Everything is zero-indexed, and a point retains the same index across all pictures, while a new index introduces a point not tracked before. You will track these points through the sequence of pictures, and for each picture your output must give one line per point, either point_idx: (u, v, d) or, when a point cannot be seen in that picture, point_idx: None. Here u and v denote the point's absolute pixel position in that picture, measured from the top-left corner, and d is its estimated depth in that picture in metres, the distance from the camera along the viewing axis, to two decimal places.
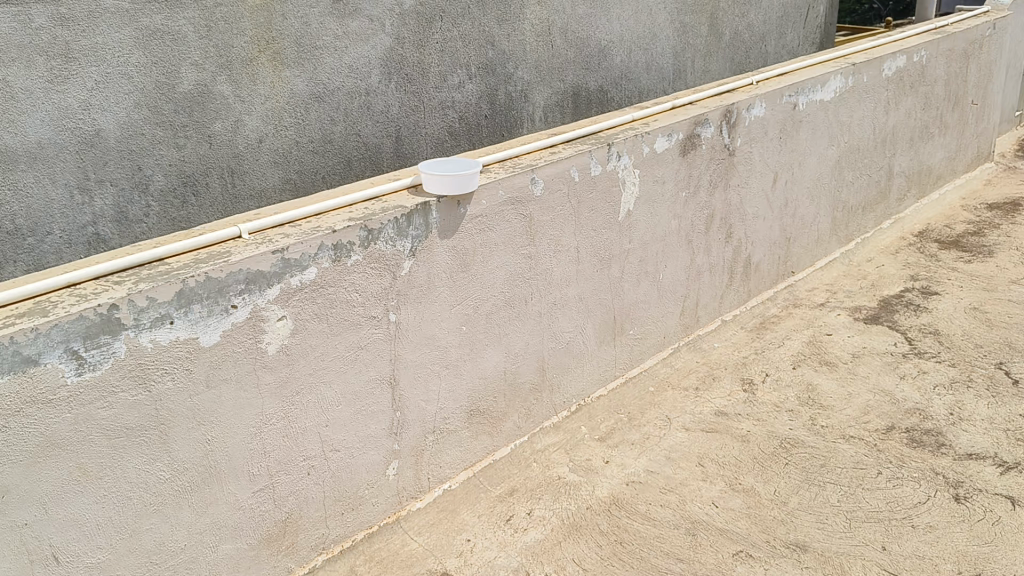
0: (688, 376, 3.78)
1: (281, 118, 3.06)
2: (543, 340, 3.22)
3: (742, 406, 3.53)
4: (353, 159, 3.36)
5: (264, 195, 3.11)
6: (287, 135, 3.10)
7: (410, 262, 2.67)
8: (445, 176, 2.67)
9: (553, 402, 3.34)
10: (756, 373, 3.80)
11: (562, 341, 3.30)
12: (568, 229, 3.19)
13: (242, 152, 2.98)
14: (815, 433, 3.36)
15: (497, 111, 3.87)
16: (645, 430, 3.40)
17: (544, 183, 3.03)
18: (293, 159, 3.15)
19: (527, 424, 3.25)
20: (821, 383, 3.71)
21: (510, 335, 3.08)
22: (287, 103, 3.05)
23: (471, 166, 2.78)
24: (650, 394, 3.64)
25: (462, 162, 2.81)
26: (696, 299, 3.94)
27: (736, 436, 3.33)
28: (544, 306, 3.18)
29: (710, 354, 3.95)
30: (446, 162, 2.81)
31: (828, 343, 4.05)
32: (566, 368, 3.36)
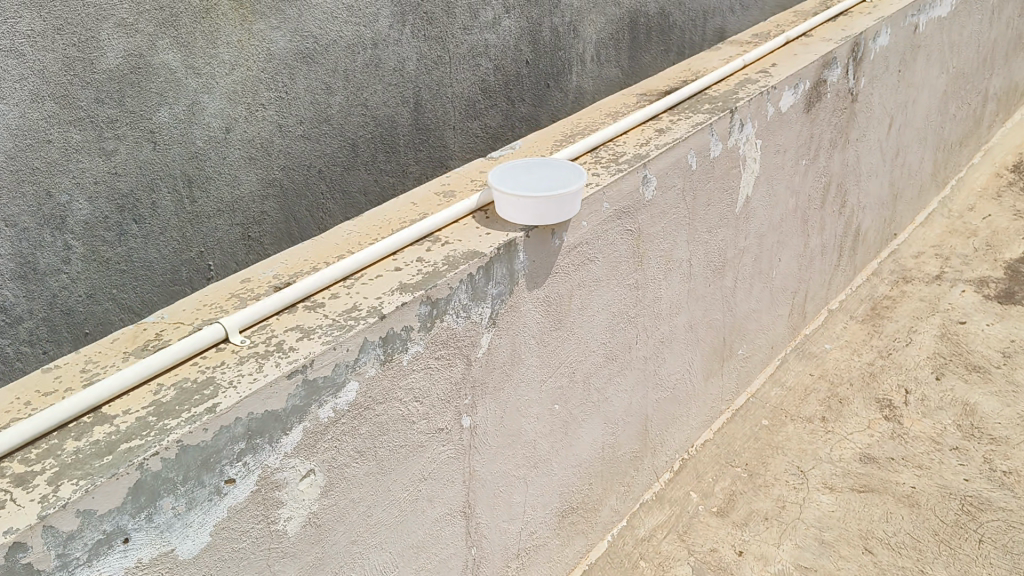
0: (808, 398, 2.91)
1: (256, 92, 1.92)
2: (646, 392, 2.32)
3: (893, 446, 2.71)
4: (360, 143, 2.24)
5: (239, 208, 1.98)
6: (264, 117, 1.96)
7: (490, 335, 1.71)
8: (532, 196, 1.69)
9: (655, 465, 2.47)
10: (892, 389, 2.95)
11: (668, 387, 2.40)
12: (681, 239, 2.24)
13: (202, 150, 1.84)
14: (1000, 488, 2.55)
15: (542, 55, 2.83)
16: (778, 494, 2.54)
17: (656, 182, 2.06)
18: (276, 151, 2.02)
19: (625, 504, 2.39)
20: (980, 403, 2.87)
21: (611, 399, 2.17)
22: (262, 70, 1.91)
23: (570, 173, 1.80)
24: (767, 430, 2.77)
25: (555, 165, 1.84)
26: (805, 292, 3.05)
27: (899, 497, 2.52)
28: (649, 350, 2.26)
29: (826, 361, 3.08)
30: (526, 166, 1.84)
31: (965, 337, 3.20)
32: (670, 419, 2.47)
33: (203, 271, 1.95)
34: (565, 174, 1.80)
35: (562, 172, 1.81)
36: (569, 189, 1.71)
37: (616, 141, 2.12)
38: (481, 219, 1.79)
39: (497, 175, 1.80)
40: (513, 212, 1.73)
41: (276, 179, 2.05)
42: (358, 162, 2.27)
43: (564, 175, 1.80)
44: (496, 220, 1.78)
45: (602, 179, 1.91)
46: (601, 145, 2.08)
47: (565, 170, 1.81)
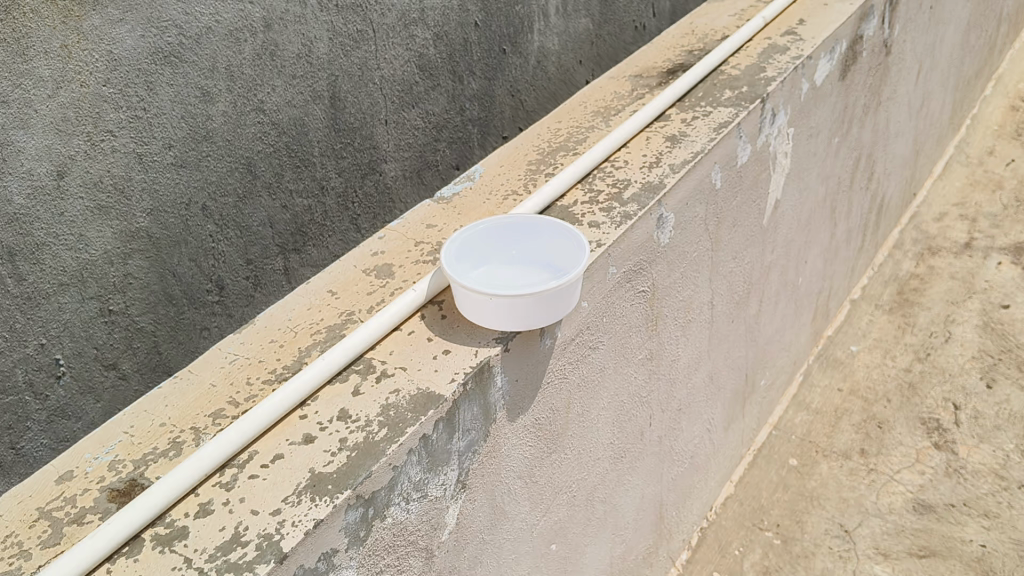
0: (838, 424, 2.43)
1: (96, 115, 1.17)
2: (663, 476, 1.79)
3: (950, 487, 2.24)
4: (258, 161, 1.44)
5: (87, 277, 1.23)
6: (118, 147, 1.21)
7: (458, 505, 1.13)
8: (540, 291, 1.11)
9: (671, 551, 1.96)
10: (937, 405, 2.47)
11: (687, 460, 1.88)
12: (703, 280, 1.66)
13: (24, 209, 1.13)
14: None
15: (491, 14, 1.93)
16: (822, 567, 2.08)
17: (673, 219, 1.47)
18: (137, 191, 1.26)
19: None
20: None
21: (622, 503, 1.63)
22: (109, 80, 1.17)
23: (554, 238, 1.23)
24: (797, 474, 2.29)
25: (521, 229, 1.25)
26: (828, 293, 2.53)
27: (969, 562, 2.07)
28: (665, 425, 1.71)
29: (855, 372, 2.58)
30: (478, 241, 1.24)
31: (1012, 326, 2.72)
32: (687, 494, 1.94)
33: (50, 368, 1.22)
34: (546, 249, 1.24)
35: (539, 247, 1.24)
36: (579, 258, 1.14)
37: (615, 158, 1.53)
38: (433, 322, 1.19)
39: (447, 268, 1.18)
40: (508, 321, 1.13)
41: (141, 228, 1.28)
42: (259, 187, 1.46)
43: (546, 251, 1.24)
44: (456, 321, 1.18)
45: (607, 233, 1.32)
46: (591, 171, 1.49)
47: (543, 231, 1.24)
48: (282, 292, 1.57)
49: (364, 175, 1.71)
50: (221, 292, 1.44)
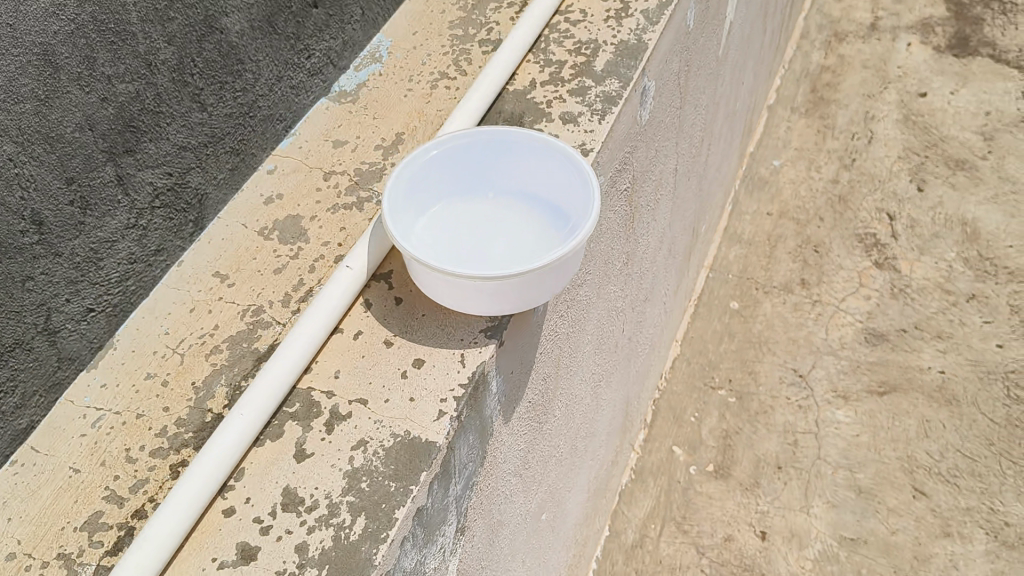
0: (773, 253, 2.24)
1: None
2: (630, 373, 1.54)
3: (898, 311, 2.11)
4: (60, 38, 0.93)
5: None
6: None
7: (457, 558, 0.83)
8: (562, 252, 0.77)
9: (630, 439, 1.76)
10: (871, 218, 2.30)
11: (649, 344, 1.63)
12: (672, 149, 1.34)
13: None
14: None
15: None
16: (783, 421, 1.93)
17: (654, 86, 1.12)
18: None
19: (605, 507, 1.72)
20: (982, 221, 2.28)
21: (599, 424, 1.38)
22: None
23: (526, 156, 0.88)
24: (739, 319, 2.11)
25: (474, 147, 0.88)
26: (751, 110, 2.27)
27: (931, 393, 1.97)
28: (630, 326, 1.43)
29: (782, 191, 2.37)
30: (419, 177, 0.86)
31: (933, 118, 2.53)
32: (645, 377, 1.71)
33: None
34: (520, 175, 0.89)
35: (499, 175, 0.90)
36: (594, 186, 0.81)
37: (564, 8, 1.14)
38: (386, 309, 0.83)
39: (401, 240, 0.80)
40: (514, 302, 0.79)
41: None
42: (67, 76, 0.95)
43: (519, 178, 0.89)
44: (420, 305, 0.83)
45: (598, 129, 0.97)
46: (541, 32, 1.10)
47: (507, 149, 0.88)
48: (135, 214, 1.08)
49: (201, 37, 1.13)
50: (44, 233, 0.96)
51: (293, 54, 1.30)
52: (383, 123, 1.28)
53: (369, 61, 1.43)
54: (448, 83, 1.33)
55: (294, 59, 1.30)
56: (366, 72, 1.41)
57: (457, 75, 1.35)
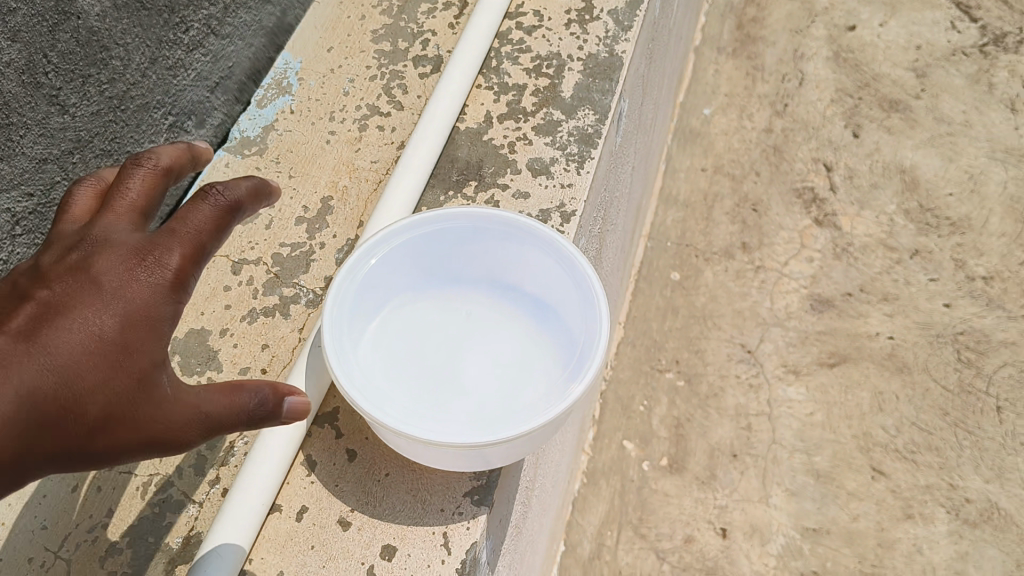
0: (710, 215, 2.11)
1: None
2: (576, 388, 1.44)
3: (842, 272, 2.02)
4: None
5: None
6: None
7: None
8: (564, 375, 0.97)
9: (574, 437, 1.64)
10: (808, 170, 2.18)
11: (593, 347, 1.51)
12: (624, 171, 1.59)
13: None
14: (990, 310, 1.97)
15: None
16: (735, 403, 1.84)
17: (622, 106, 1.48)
18: None
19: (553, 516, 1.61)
20: (920, 168, 2.18)
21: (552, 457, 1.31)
22: None
23: (498, 242, 1.07)
24: (682, 292, 2.00)
25: (448, 242, 1.07)
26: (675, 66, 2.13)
27: (881, 362, 1.89)
28: None
29: (716, 142, 2.24)
30: (387, 276, 1.04)
31: (863, 54, 2.40)
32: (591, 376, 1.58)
33: None
34: (496, 263, 1.09)
35: (469, 266, 1.10)
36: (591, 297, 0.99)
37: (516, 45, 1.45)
38: (336, 467, 1.05)
39: (378, 386, 0.98)
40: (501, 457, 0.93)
41: None
42: None
43: (497, 266, 1.10)
44: (379, 466, 1.04)
45: (575, 182, 1.28)
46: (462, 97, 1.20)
47: (475, 238, 1.07)
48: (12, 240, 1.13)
49: (61, 29, 1.14)
50: None
51: (171, 33, 1.39)
52: (307, 183, 1.41)
53: (275, 91, 1.57)
54: (378, 121, 1.50)
55: (170, 37, 1.39)
56: (272, 105, 1.55)
57: (387, 112, 1.51)
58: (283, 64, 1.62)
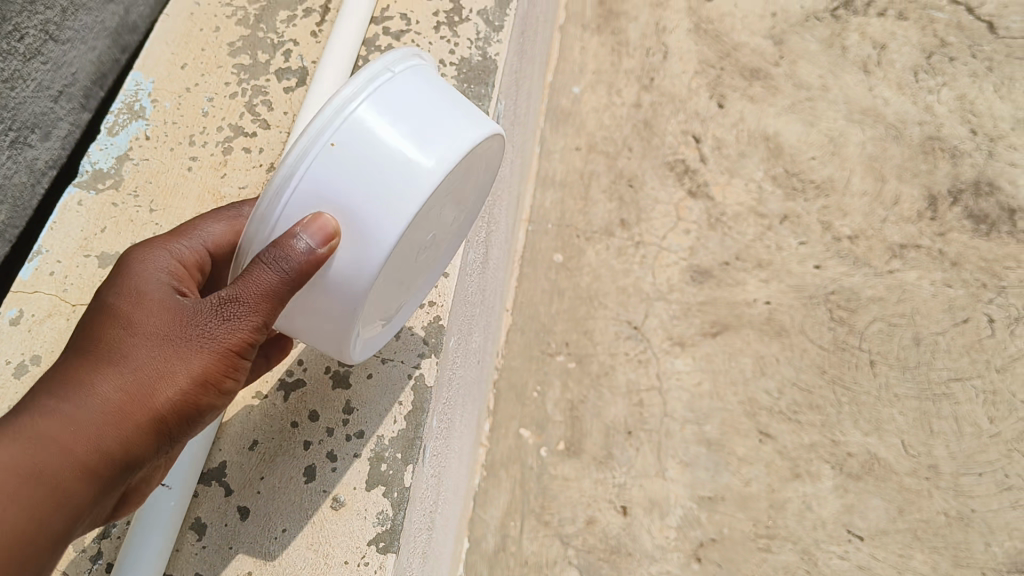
0: (587, 195, 2.13)
1: None
2: (464, 386, 1.52)
3: (718, 242, 2.06)
4: None
5: None
6: None
7: None
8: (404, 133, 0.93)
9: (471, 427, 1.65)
10: (678, 143, 2.21)
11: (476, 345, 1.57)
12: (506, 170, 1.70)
13: None
14: (858, 267, 2.05)
15: None
16: (626, 380, 1.86)
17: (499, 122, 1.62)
18: None
19: (456, 506, 1.61)
20: (783, 134, 2.24)
21: (441, 461, 1.40)
22: None
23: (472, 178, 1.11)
24: (566, 274, 2.01)
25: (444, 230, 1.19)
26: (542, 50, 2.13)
27: (760, 327, 1.94)
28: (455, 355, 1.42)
29: (587, 122, 2.25)
30: None
31: (722, 24, 2.43)
32: (478, 365, 1.64)
33: None
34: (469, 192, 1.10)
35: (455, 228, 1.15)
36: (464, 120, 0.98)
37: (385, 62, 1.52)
38: (229, 527, 1.15)
39: None
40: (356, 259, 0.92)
41: None
42: None
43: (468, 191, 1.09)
44: (275, 522, 1.16)
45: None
46: None
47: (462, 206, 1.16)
48: None
49: None
50: None
51: (4, 44, 1.28)
52: (169, 221, 1.35)
53: (127, 116, 1.45)
54: (243, 143, 1.43)
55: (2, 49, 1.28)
56: (124, 132, 1.43)
57: (252, 133, 1.44)
58: (134, 84, 1.48)
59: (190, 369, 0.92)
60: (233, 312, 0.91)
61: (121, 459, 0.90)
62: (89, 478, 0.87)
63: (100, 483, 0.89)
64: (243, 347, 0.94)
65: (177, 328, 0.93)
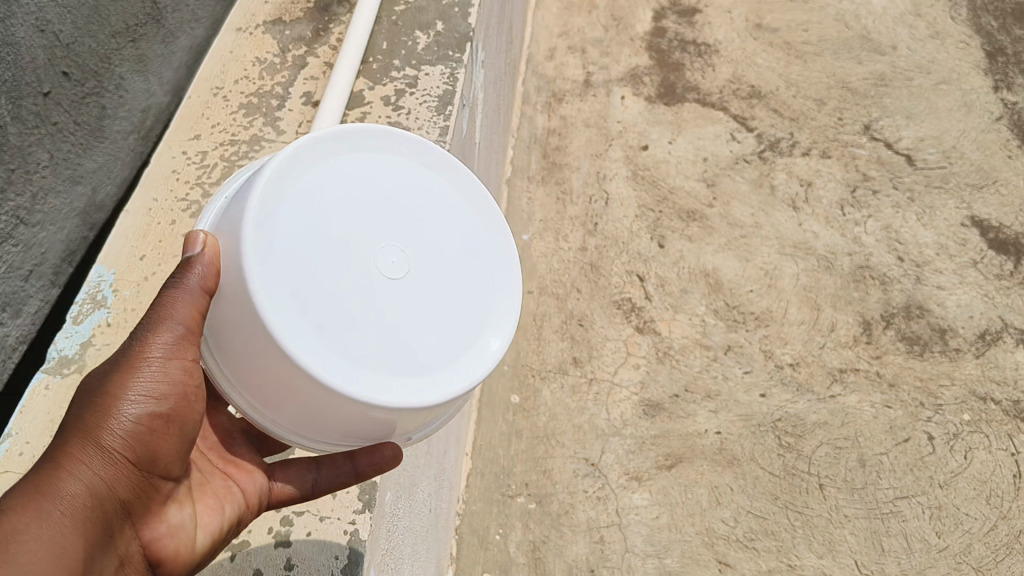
0: (540, 335, 2.22)
1: None
2: (415, 538, 1.56)
3: (667, 375, 2.15)
4: None
5: None
6: None
7: None
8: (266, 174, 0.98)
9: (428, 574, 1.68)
10: (623, 283, 2.33)
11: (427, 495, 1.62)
12: None
13: None
14: (801, 393, 2.14)
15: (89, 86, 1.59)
16: (586, 517, 1.91)
17: None
18: None
19: None
20: (721, 270, 2.37)
21: None
22: None
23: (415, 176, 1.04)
24: (523, 415, 2.07)
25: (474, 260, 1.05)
26: None
27: (712, 457, 2.01)
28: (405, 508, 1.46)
29: (536, 266, 2.37)
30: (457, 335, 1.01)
31: (658, 171, 2.60)
32: (431, 516, 1.67)
33: None
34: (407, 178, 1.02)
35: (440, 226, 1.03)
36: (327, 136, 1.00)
37: None
38: None
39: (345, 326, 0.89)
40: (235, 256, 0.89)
41: None
42: None
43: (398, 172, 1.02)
44: None
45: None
46: None
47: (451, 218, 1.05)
48: None
49: None
50: None
51: None
52: None
53: (90, 305, 1.43)
54: None
55: None
56: (88, 321, 1.41)
57: None
58: (95, 277, 1.48)
59: (143, 384, 0.85)
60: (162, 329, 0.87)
61: (102, 495, 0.82)
62: (73, 523, 0.78)
63: (90, 527, 0.80)
64: (184, 349, 0.88)
65: (116, 357, 0.87)
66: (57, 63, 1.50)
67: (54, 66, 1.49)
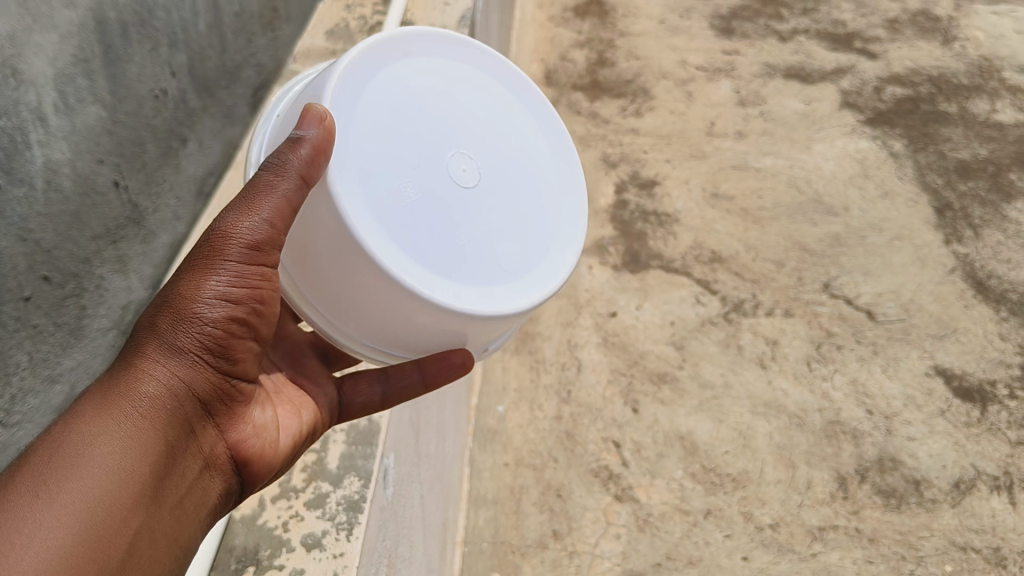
0: (518, 508, 2.23)
1: None
2: None
3: (649, 543, 2.17)
4: None
5: None
6: None
7: None
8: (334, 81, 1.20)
9: None
10: (599, 449, 2.36)
11: None
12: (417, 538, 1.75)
13: None
14: (783, 555, 2.16)
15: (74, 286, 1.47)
16: None
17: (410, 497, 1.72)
18: None
19: None
20: (695, 432, 2.40)
21: None
22: None
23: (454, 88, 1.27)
24: None
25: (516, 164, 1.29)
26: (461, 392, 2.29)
27: None
28: None
29: (512, 438, 2.40)
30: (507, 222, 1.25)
31: (627, 336, 2.67)
32: None
33: None
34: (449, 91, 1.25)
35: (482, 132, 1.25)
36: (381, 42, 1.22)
37: None
38: None
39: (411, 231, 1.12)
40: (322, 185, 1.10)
41: None
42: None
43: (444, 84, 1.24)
44: None
45: (348, 551, 1.27)
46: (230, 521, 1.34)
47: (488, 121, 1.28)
48: None
49: None
50: None
51: None
52: None
53: None
54: None
55: None
56: None
57: None
58: None
59: (213, 285, 1.02)
60: (232, 247, 1.02)
61: (173, 399, 1.01)
62: (148, 422, 0.97)
63: (164, 431, 1.00)
64: (248, 263, 1.05)
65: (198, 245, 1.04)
66: (37, 269, 1.37)
67: (35, 270, 1.36)
